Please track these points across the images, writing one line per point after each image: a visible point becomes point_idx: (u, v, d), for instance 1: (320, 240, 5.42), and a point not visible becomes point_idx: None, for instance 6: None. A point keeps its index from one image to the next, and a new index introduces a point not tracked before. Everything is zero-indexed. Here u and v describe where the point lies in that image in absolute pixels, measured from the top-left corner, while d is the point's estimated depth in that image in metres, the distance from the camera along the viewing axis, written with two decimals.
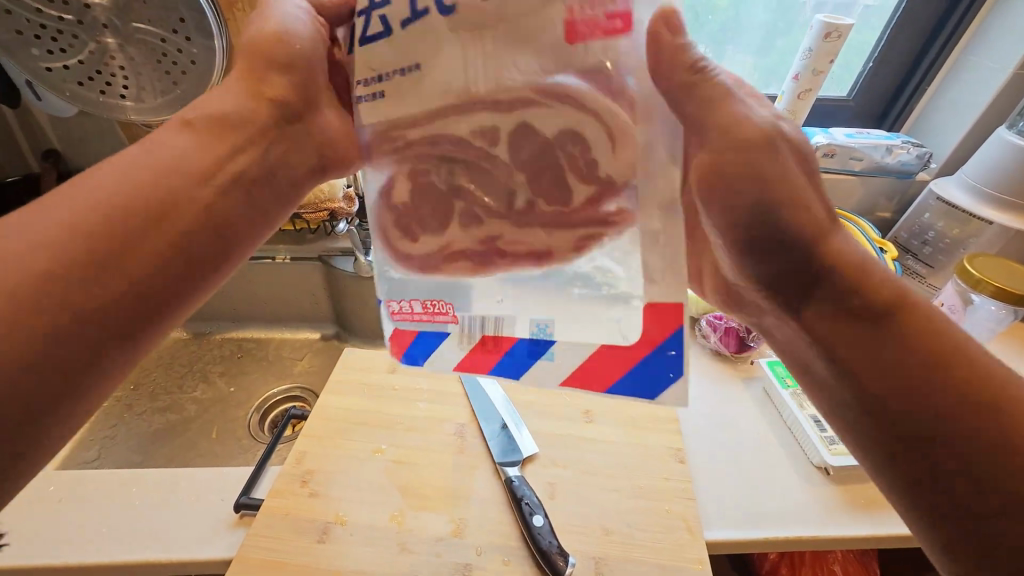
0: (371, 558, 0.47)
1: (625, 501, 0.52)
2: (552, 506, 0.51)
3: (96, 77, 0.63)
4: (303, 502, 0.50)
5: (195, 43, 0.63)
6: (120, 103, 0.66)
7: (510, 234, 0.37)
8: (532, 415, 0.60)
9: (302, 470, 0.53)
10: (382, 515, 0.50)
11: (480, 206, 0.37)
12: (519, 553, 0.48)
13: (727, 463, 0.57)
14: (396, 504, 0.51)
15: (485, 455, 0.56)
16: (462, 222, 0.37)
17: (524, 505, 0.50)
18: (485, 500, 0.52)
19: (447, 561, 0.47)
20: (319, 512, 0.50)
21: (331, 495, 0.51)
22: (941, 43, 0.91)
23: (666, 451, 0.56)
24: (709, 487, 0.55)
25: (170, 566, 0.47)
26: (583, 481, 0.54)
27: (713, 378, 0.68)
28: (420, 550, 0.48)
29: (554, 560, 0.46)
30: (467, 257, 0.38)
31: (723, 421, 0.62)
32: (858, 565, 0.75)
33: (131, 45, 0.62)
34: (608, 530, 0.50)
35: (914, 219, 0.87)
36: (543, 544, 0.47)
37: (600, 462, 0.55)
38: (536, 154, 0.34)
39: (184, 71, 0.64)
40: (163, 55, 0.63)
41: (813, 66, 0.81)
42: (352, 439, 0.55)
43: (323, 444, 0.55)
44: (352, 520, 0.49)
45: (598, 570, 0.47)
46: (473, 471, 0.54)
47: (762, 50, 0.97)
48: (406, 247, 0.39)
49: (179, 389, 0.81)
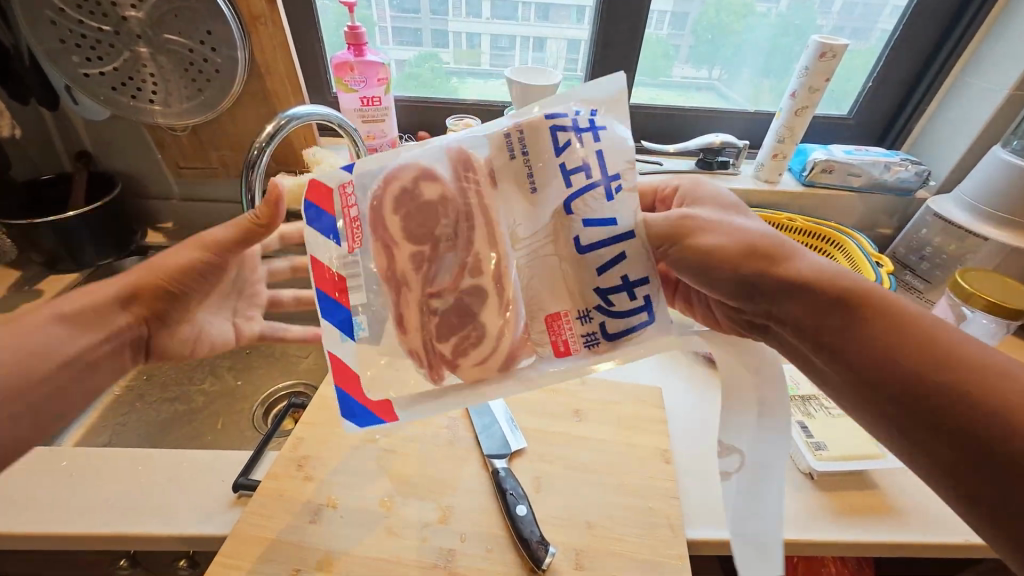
0: (359, 539, 0.49)
1: (608, 497, 0.53)
2: (535, 498, 0.53)
3: (128, 83, 0.66)
4: (298, 485, 0.53)
5: (220, 53, 0.66)
6: (148, 107, 0.69)
7: (502, 283, 0.39)
8: (522, 412, 0.62)
9: (299, 455, 0.56)
10: (372, 500, 0.52)
11: (540, 247, 0.38)
12: (502, 542, 0.49)
13: (712, 464, 0.60)
14: (386, 491, 0.53)
15: (474, 448, 0.58)
16: (529, 254, 0.39)
17: (509, 495, 0.51)
18: (472, 491, 0.53)
19: (433, 545, 0.48)
20: (312, 495, 0.52)
21: (326, 479, 0.54)
22: (939, 65, 0.93)
23: (653, 452, 0.58)
24: (693, 490, 0.57)
25: (169, 539, 0.50)
26: (567, 477, 0.55)
27: (705, 386, 0.70)
28: (407, 534, 0.49)
29: (534, 548, 0.47)
30: (484, 346, 0.39)
31: (707, 427, 0.64)
32: None
33: (162, 54, 0.65)
34: (590, 524, 0.51)
35: (913, 235, 0.87)
36: (525, 532, 0.48)
37: (585, 458, 0.57)
38: (551, 256, 0.38)
39: (208, 79, 0.68)
40: (190, 64, 0.66)
41: (809, 83, 0.84)
42: (348, 429, 0.59)
43: (323, 433, 0.58)
44: (343, 503, 0.52)
45: (577, 561, 0.48)
46: (462, 462, 0.56)
47: (766, 71, 1.00)
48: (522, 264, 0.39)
49: (190, 380, 0.90)
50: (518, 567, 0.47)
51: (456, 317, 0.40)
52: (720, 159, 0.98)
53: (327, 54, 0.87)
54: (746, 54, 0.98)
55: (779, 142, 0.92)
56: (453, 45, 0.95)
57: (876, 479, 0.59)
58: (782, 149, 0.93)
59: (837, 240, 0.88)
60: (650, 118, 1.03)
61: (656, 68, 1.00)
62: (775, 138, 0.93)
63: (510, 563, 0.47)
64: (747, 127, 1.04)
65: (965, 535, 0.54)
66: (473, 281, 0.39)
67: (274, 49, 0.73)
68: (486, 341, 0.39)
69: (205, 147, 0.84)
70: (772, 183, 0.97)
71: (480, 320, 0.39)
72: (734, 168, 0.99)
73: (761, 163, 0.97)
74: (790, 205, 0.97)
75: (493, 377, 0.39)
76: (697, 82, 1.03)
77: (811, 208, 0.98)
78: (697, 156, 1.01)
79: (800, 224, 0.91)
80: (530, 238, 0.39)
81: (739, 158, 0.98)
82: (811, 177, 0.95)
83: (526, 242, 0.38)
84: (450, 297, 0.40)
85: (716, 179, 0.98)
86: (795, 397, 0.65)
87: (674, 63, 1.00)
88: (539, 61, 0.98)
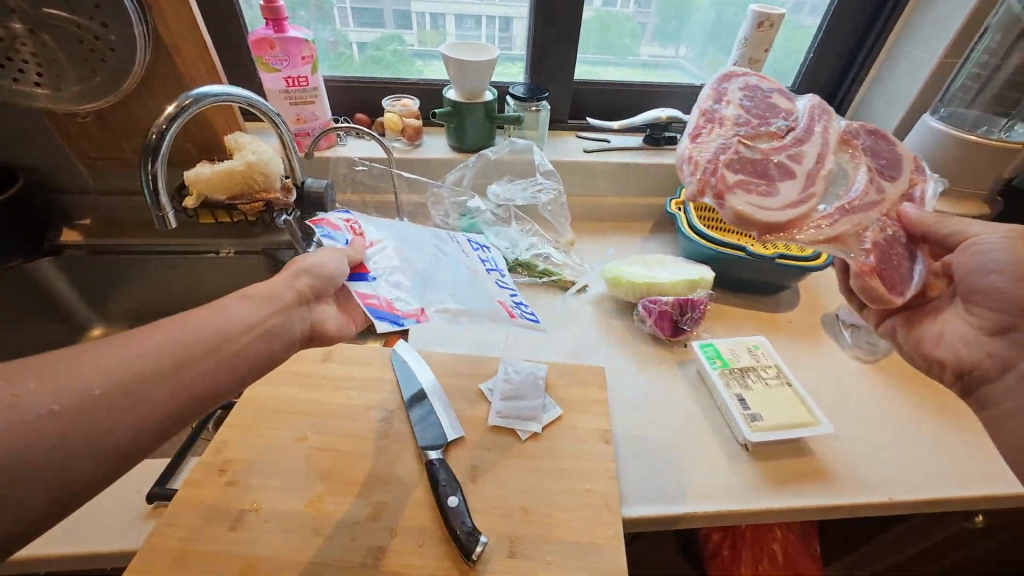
0: (283, 543, 0.47)
1: (545, 482, 0.53)
2: (470, 488, 0.52)
3: (6, 64, 0.60)
4: (219, 491, 0.50)
5: (113, 30, 0.60)
6: (32, 90, 0.63)
7: (783, 156, 0.51)
8: (461, 400, 0.61)
9: (222, 459, 0.53)
10: (299, 501, 0.50)
11: (793, 148, 0.52)
12: (435, 536, 0.48)
13: (652, 441, 0.59)
14: (314, 490, 0.51)
15: (410, 440, 0.56)
16: (796, 150, 0.52)
17: (441, 487, 0.50)
18: (405, 485, 0.52)
19: (361, 543, 0.47)
20: (233, 500, 0.49)
21: (249, 482, 0.51)
22: (871, 42, 0.94)
23: (592, 434, 0.58)
24: (631, 468, 0.56)
25: (76, 557, 0.47)
26: (505, 463, 0.54)
27: (649, 363, 0.70)
28: (334, 534, 0.47)
29: (464, 539, 0.46)
30: (770, 191, 0.49)
31: (650, 404, 0.64)
32: (799, 541, 0.78)
33: (43, 30, 0.59)
34: (526, 510, 0.50)
35: None
36: (456, 524, 0.47)
37: (523, 444, 0.56)
38: (881, 156, 0.54)
39: (103, 59, 0.62)
40: (79, 42, 0.60)
41: (749, 55, 0.83)
42: (276, 429, 0.56)
43: (248, 434, 0.55)
44: (267, 507, 0.49)
45: (512, 549, 0.47)
46: (397, 455, 0.54)
47: (711, 44, 0.99)
48: (768, 141, 0.52)
49: None
50: (450, 560, 0.46)
51: (751, 172, 0.50)
52: (667, 135, 0.97)
53: (246, 30, 0.81)
54: (692, 26, 0.96)
55: None
56: (417, 26, 0.90)
57: (809, 446, 0.60)
58: None
59: None
60: (597, 94, 1.01)
61: (623, 47, 0.98)
62: None
63: (442, 556, 0.46)
64: (694, 101, 1.03)
65: (890, 495, 0.56)
66: (784, 160, 0.51)
67: (179, 24, 0.67)
68: (783, 192, 0.49)
69: (117, 134, 0.79)
70: None
71: (757, 163, 0.50)
72: None
73: None
74: None
75: (797, 230, 0.49)
76: (664, 61, 1.01)
77: None
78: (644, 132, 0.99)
79: None
80: (795, 134, 0.53)
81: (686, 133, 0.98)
82: None
83: (773, 126, 0.53)
84: (774, 162, 0.51)
85: (664, 155, 0.97)
86: (733, 369, 0.65)
87: (642, 41, 0.98)
88: (507, 41, 0.94)
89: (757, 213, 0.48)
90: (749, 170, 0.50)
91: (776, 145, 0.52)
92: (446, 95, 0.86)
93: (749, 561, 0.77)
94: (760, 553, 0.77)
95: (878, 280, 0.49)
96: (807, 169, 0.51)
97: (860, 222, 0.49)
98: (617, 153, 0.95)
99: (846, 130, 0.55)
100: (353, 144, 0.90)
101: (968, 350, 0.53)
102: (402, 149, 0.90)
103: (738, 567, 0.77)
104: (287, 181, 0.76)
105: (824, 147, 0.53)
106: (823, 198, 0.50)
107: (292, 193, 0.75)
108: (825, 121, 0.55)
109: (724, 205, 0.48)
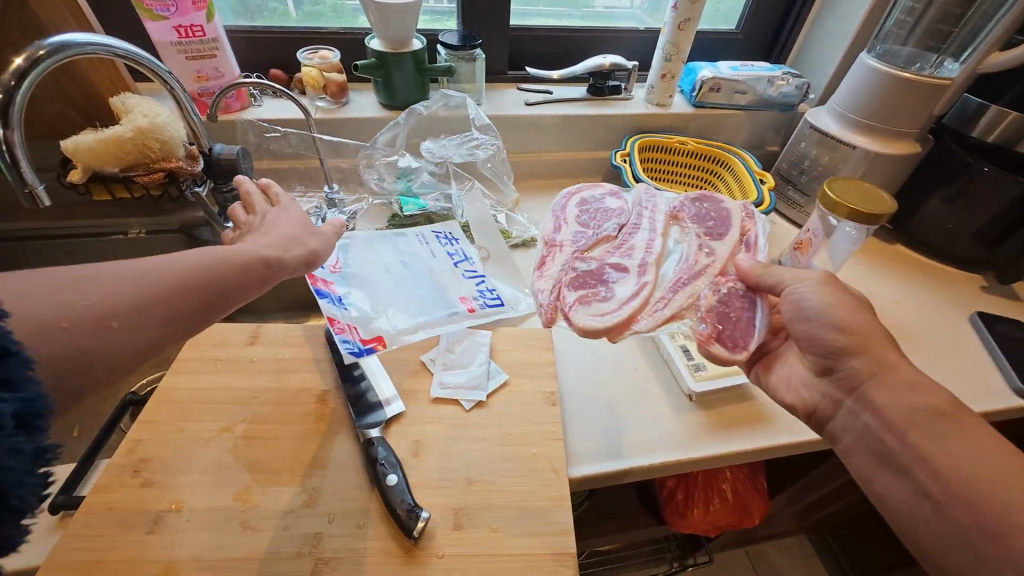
0: (208, 541, 0.43)
1: (491, 450, 0.51)
2: (413, 464, 0.49)
3: None
4: (133, 493, 0.46)
5: None
6: None
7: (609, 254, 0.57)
8: (402, 374, 0.58)
9: (135, 459, 0.48)
10: (225, 495, 0.46)
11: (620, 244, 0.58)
12: (375, 516, 0.46)
13: (600, 399, 0.59)
14: (242, 482, 0.47)
15: (347, 420, 0.53)
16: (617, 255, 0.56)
17: (380, 466, 0.47)
18: (343, 467, 0.49)
19: (296, 532, 0.44)
20: (150, 501, 0.45)
21: (167, 481, 0.47)
22: None
23: (539, 397, 0.56)
24: (579, 428, 0.56)
25: None
26: (448, 435, 0.52)
27: None
28: (266, 526, 0.44)
29: (405, 517, 0.44)
30: (599, 292, 0.53)
31: (599, 363, 0.63)
32: (746, 479, 0.82)
33: None
34: (471, 480, 0.49)
35: (793, 150, 0.88)
36: (396, 502, 0.45)
37: (467, 413, 0.54)
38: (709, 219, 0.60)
39: None
40: None
41: None
42: (197, 421, 0.51)
43: (165, 429, 0.51)
44: (189, 505, 0.45)
45: (456, 521, 0.46)
46: (333, 437, 0.51)
47: None
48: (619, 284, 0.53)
49: None
50: (392, 538, 0.44)
51: (583, 284, 0.54)
52: (611, 83, 0.93)
53: None
54: None
55: (667, 60, 0.88)
56: None
57: (752, 391, 0.61)
58: (670, 68, 0.89)
59: (723, 159, 0.88)
60: (536, 41, 0.94)
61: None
62: (663, 56, 0.88)
63: (383, 536, 0.44)
64: (639, 47, 0.99)
65: None
66: (619, 259, 0.56)
67: None
68: (616, 304, 0.51)
69: None
70: (663, 106, 0.94)
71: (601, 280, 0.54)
72: (627, 92, 0.95)
73: (651, 85, 0.93)
74: (683, 128, 0.95)
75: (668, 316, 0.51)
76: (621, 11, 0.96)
77: (703, 129, 0.96)
78: (588, 81, 0.95)
79: (692, 146, 0.90)
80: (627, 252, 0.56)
81: (631, 81, 0.94)
82: (700, 97, 0.92)
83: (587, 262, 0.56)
84: (609, 271, 0.55)
85: (609, 105, 0.93)
86: None
87: None
88: None
89: (601, 321, 0.50)
90: (581, 286, 0.54)
91: (612, 246, 0.58)
92: (369, 45, 0.78)
93: (702, 501, 0.80)
94: (711, 493, 0.80)
95: (718, 344, 0.49)
96: (575, 283, 0.54)
97: (693, 292, 0.52)
98: (560, 105, 0.91)
99: (672, 208, 0.62)
100: (270, 104, 0.81)
101: (808, 393, 0.50)
102: (325, 108, 0.82)
103: (692, 509, 0.80)
104: (193, 147, 0.67)
105: (651, 233, 0.58)
106: (658, 284, 0.53)
107: (199, 161, 0.67)
108: (651, 206, 0.62)
109: (572, 324, 0.51)
